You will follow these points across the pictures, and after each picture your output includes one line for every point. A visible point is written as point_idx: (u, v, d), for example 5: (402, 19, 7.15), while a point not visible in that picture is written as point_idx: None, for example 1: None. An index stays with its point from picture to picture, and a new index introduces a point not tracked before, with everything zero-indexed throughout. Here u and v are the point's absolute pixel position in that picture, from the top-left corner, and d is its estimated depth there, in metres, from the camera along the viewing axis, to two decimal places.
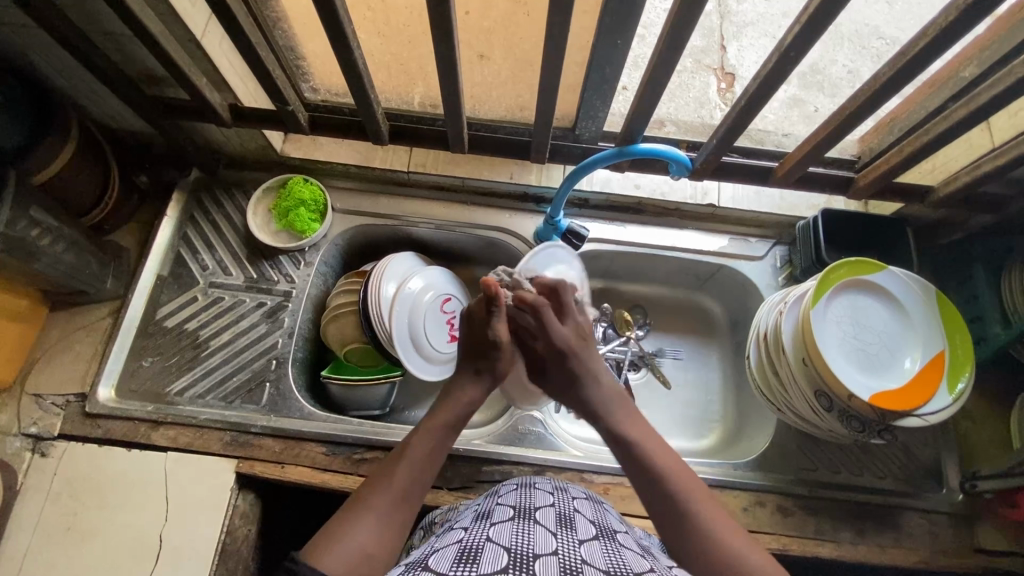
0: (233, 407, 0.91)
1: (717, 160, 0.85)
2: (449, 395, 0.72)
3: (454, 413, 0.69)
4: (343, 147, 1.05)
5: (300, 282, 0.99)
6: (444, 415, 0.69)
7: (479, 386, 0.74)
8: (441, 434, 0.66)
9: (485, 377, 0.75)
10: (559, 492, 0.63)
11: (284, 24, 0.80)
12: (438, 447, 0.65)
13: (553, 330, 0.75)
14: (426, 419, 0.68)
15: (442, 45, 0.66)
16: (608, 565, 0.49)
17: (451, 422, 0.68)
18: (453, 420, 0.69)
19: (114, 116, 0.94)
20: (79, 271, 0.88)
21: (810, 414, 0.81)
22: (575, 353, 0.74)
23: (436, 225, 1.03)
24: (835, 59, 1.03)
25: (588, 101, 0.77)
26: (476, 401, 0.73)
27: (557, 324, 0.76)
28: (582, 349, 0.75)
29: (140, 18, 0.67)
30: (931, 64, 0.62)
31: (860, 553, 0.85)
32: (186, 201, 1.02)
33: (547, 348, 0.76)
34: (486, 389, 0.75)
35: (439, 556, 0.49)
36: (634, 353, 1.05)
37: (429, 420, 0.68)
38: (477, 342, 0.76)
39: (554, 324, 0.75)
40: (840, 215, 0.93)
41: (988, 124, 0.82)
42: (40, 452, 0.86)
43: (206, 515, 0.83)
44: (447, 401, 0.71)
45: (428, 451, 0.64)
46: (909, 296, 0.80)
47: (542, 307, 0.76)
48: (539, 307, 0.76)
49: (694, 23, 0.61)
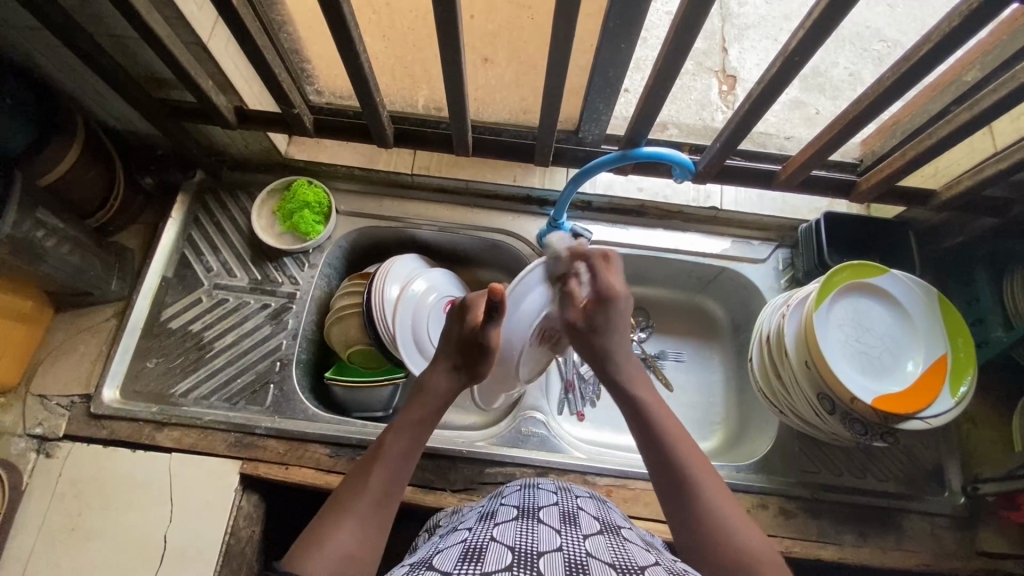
0: (238, 409, 0.91)
1: (720, 163, 0.86)
2: (423, 386, 0.72)
3: (428, 409, 0.69)
4: (349, 149, 1.04)
5: (304, 284, 1.00)
6: (418, 412, 0.68)
7: (454, 381, 0.73)
8: (416, 431, 0.66)
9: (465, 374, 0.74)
10: (563, 491, 0.63)
11: (289, 27, 0.80)
12: (414, 443, 0.65)
13: (602, 279, 0.75)
14: (403, 413, 0.68)
15: (448, 50, 0.67)
16: (614, 559, 0.50)
17: (424, 419, 0.68)
18: (427, 416, 0.68)
19: (118, 118, 0.94)
20: (85, 272, 0.88)
21: (813, 416, 0.81)
22: (620, 304, 0.75)
23: (439, 227, 1.04)
24: (836, 62, 1.02)
25: (592, 104, 0.77)
26: (446, 392, 0.72)
27: (609, 273, 0.76)
28: (624, 305, 0.76)
29: (150, 24, 0.67)
30: (935, 67, 0.63)
31: (862, 555, 0.85)
32: (191, 204, 1.03)
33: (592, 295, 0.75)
34: (461, 385, 0.74)
35: (444, 556, 0.49)
36: (637, 354, 1.09)
37: (405, 416, 0.68)
38: (462, 338, 0.75)
39: (601, 274, 0.76)
40: (842, 217, 0.94)
41: (990, 127, 0.83)
42: (45, 453, 0.86)
43: (211, 515, 0.83)
44: (422, 395, 0.70)
45: (404, 449, 0.64)
46: (913, 300, 0.81)
47: (595, 261, 0.77)
48: (592, 259, 0.77)
49: (698, 28, 0.62)
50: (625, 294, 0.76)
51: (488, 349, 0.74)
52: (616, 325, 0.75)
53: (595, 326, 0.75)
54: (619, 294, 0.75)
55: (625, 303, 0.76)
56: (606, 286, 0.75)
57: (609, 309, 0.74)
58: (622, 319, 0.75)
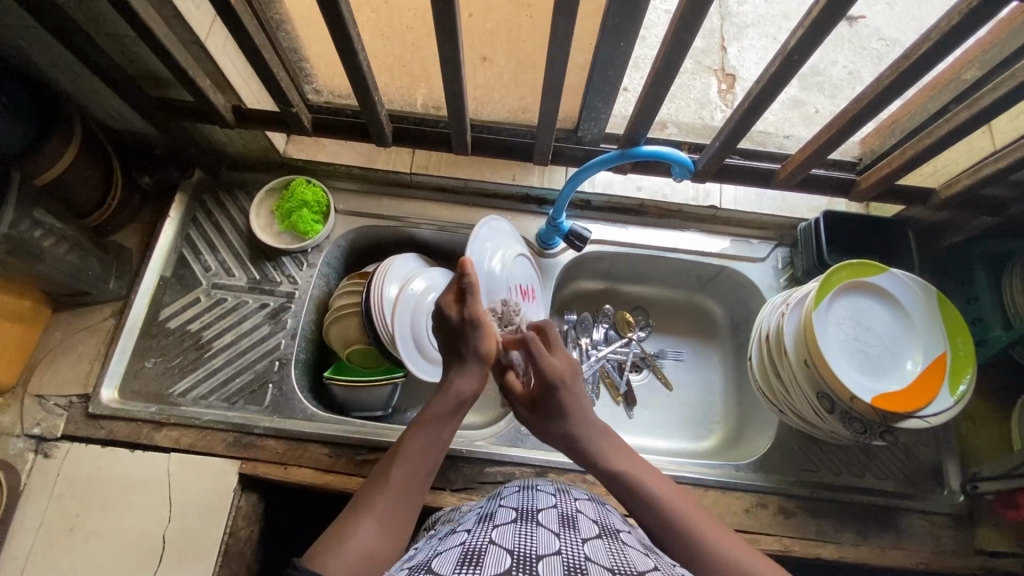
0: (237, 408, 0.91)
1: (720, 162, 0.86)
2: (444, 384, 0.67)
3: (444, 406, 0.65)
4: (348, 148, 1.05)
5: (302, 283, 0.99)
6: (437, 409, 0.65)
7: (472, 375, 0.67)
8: (434, 429, 0.64)
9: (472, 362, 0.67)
10: (561, 493, 0.63)
11: (287, 26, 0.80)
12: (434, 441, 0.63)
13: (544, 363, 0.68)
14: (421, 411, 0.65)
15: (446, 49, 0.67)
16: (612, 563, 0.50)
17: (442, 415, 0.65)
18: (445, 414, 0.65)
19: (115, 116, 0.94)
20: (82, 272, 0.88)
21: (813, 415, 0.81)
22: (566, 386, 0.68)
23: (437, 226, 1.04)
24: (835, 60, 1.02)
25: (591, 103, 0.77)
26: (468, 391, 0.67)
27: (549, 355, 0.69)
28: (573, 383, 0.68)
29: (147, 22, 0.67)
30: (935, 66, 0.62)
31: (861, 554, 0.85)
32: (188, 203, 1.03)
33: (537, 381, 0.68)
34: (482, 373, 0.68)
35: (443, 559, 0.49)
36: (636, 353, 1.09)
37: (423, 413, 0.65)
38: (448, 340, 0.69)
39: (543, 356, 0.68)
40: (841, 216, 0.94)
41: (989, 126, 0.83)
42: (43, 453, 0.86)
43: (210, 514, 0.83)
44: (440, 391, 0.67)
45: (424, 448, 0.62)
46: (911, 299, 0.81)
47: (530, 343, 0.68)
48: (527, 342, 0.68)
49: (698, 27, 0.61)
50: (569, 371, 0.69)
51: (478, 329, 0.66)
52: (569, 408, 0.67)
53: (549, 412, 0.68)
54: (564, 372, 0.68)
55: (573, 379, 0.69)
56: (546, 371, 0.68)
57: (559, 391, 0.67)
58: (576, 400, 0.68)
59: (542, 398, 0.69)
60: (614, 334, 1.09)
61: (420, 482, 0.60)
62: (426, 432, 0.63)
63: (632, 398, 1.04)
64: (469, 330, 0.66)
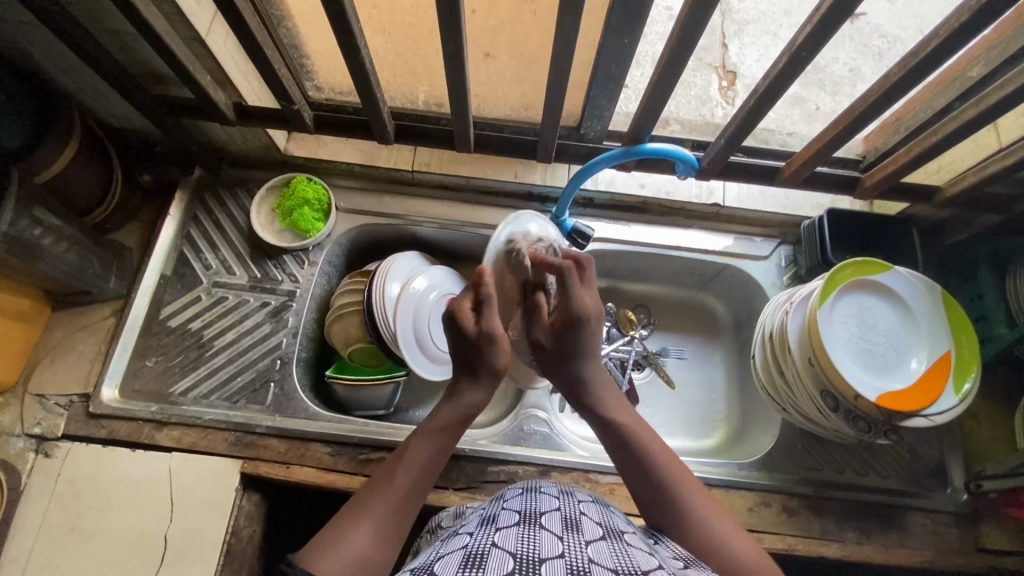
0: (238, 408, 0.90)
1: (724, 159, 0.85)
2: (452, 394, 0.64)
3: (450, 416, 0.63)
4: (349, 146, 1.04)
5: (304, 282, 0.99)
6: (442, 417, 0.63)
7: (486, 390, 0.64)
8: (441, 439, 0.62)
9: (482, 377, 0.64)
10: (565, 496, 0.62)
11: (288, 22, 0.79)
12: (438, 452, 0.62)
13: (575, 300, 0.64)
14: (428, 418, 0.63)
15: (450, 46, 0.66)
16: (616, 563, 0.49)
17: (449, 426, 0.63)
18: (450, 424, 0.63)
19: (115, 114, 0.93)
20: (82, 270, 0.87)
21: (816, 413, 0.81)
22: (591, 324, 0.64)
23: (438, 224, 1.03)
24: (836, 58, 1.00)
25: (593, 100, 0.77)
26: (478, 405, 0.64)
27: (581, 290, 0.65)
28: (597, 322, 0.65)
29: (148, 19, 0.66)
30: (943, 63, 0.62)
31: (865, 553, 0.85)
32: (189, 201, 1.02)
33: (563, 316, 0.65)
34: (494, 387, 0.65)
35: (445, 562, 0.49)
36: (638, 352, 1.06)
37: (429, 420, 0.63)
38: (462, 348, 0.64)
39: (575, 289, 0.65)
40: (847, 213, 0.93)
41: (995, 124, 0.82)
42: (43, 453, 0.86)
43: (212, 514, 0.83)
44: (448, 400, 0.64)
45: (428, 457, 0.61)
46: (915, 297, 0.80)
47: (565, 271, 0.64)
48: (562, 271, 0.64)
49: (705, 23, 0.61)
50: (597, 311, 0.65)
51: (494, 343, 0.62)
52: (587, 347, 0.65)
53: (566, 349, 0.65)
54: (594, 310, 0.65)
55: (598, 319, 0.65)
56: (576, 306, 0.64)
57: (583, 328, 0.64)
58: (595, 337, 0.65)
59: (563, 333, 0.65)
60: (614, 334, 1.06)
61: (419, 492, 0.59)
62: (431, 440, 0.61)
63: (634, 395, 1.03)
64: (486, 344, 0.62)
